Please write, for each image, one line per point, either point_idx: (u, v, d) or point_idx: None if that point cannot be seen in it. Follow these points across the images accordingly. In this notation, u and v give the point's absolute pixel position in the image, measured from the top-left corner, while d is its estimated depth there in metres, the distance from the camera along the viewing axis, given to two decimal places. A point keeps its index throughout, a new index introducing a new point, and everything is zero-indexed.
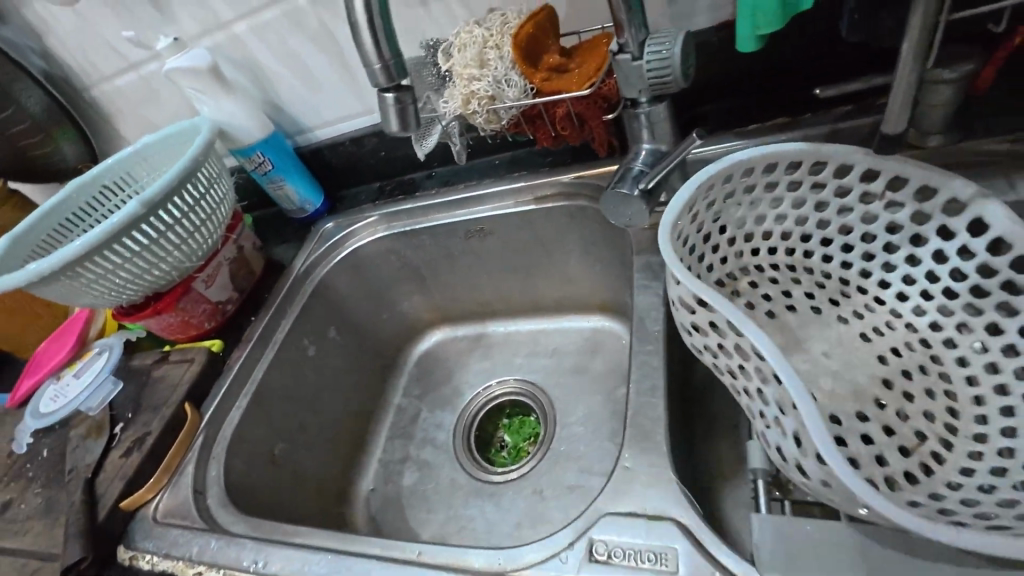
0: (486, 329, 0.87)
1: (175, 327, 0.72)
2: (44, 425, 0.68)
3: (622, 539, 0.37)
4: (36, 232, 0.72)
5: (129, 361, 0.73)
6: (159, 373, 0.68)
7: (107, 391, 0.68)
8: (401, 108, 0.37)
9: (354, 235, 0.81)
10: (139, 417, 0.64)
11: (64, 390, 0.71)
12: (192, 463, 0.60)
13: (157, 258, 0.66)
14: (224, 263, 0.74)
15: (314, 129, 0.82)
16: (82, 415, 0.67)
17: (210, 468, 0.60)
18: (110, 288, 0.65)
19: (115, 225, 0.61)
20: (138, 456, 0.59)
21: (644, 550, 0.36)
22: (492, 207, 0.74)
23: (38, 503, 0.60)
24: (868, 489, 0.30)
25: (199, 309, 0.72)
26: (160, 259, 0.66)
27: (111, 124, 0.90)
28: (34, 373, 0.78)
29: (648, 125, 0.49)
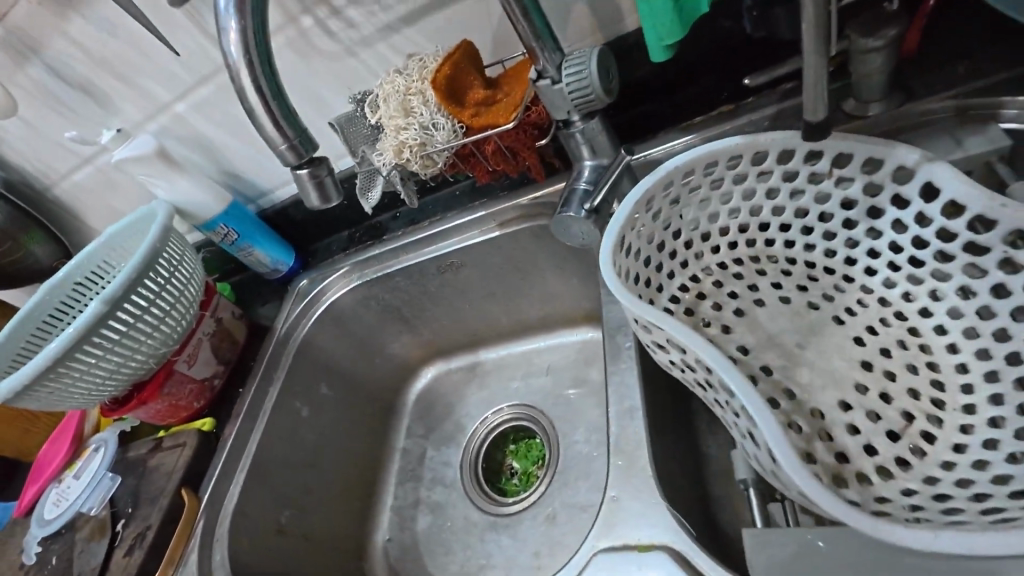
0: (479, 356, 0.85)
1: (165, 413, 0.72)
2: (50, 532, 0.68)
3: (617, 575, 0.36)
4: (14, 340, 0.71)
5: (125, 453, 0.72)
6: (153, 463, 0.68)
7: (106, 487, 0.68)
8: (318, 181, 0.38)
9: (328, 288, 0.80)
10: (138, 511, 0.64)
11: (65, 492, 0.71)
12: (196, 551, 0.60)
13: (132, 348, 0.66)
14: (203, 339, 0.74)
15: (274, 191, 0.83)
16: (85, 516, 0.67)
17: (215, 553, 0.60)
18: (92, 387, 0.66)
19: (82, 326, 0.61)
20: (141, 553, 0.60)
21: None
22: (459, 238, 0.73)
23: None
24: (839, 503, 0.29)
25: (185, 390, 0.72)
26: (135, 349, 0.67)
27: (78, 218, 0.91)
28: (37, 478, 0.78)
29: (586, 142, 0.49)
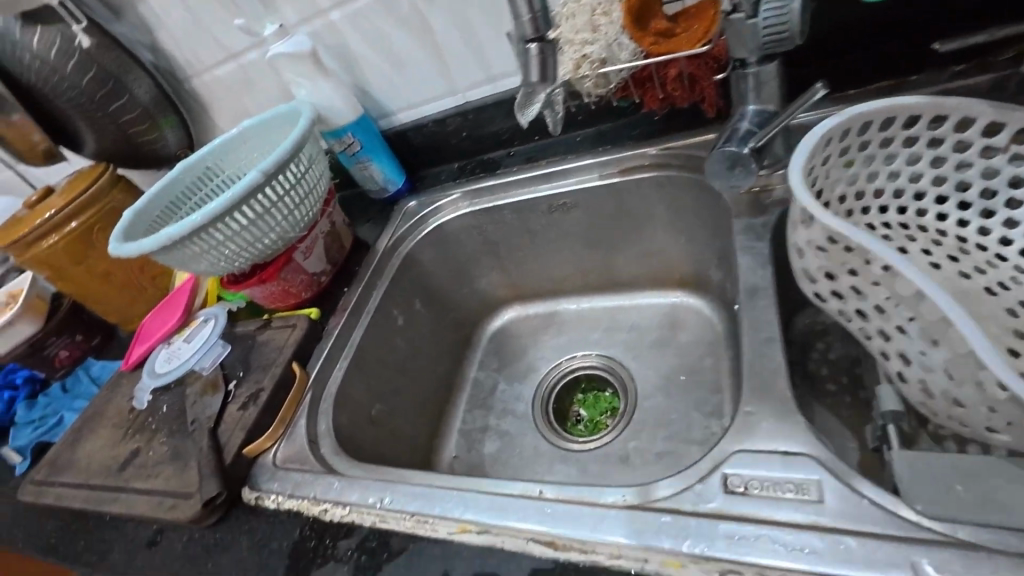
0: (562, 306, 0.88)
1: (276, 296, 0.76)
2: (161, 383, 0.74)
3: (760, 472, 0.38)
4: (152, 208, 0.76)
5: (234, 327, 0.78)
6: (264, 338, 0.72)
7: (217, 353, 0.73)
8: (542, 57, 0.49)
9: (437, 211, 0.83)
10: (251, 375, 0.67)
11: (176, 353, 0.77)
12: (304, 416, 0.62)
13: (269, 225, 0.71)
14: (320, 236, 0.78)
15: (398, 113, 0.86)
16: (197, 375, 0.72)
17: (321, 422, 0.62)
18: (228, 255, 0.70)
19: (239, 192, 0.65)
20: (254, 410, 0.62)
21: (784, 482, 0.37)
22: (577, 179, 0.75)
23: (165, 450, 0.64)
24: None
25: (298, 279, 0.76)
26: (271, 226, 0.71)
27: (207, 113, 0.97)
28: (143, 340, 0.84)
29: (755, 86, 0.50)
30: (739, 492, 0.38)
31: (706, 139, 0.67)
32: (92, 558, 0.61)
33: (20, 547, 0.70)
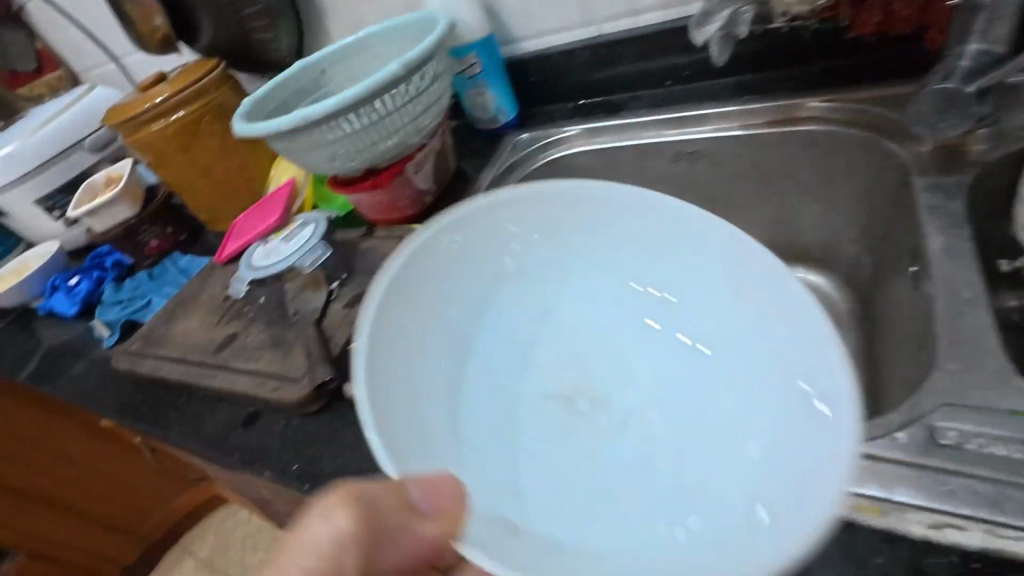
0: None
1: (382, 207, 0.74)
2: (260, 276, 0.73)
3: (974, 426, 0.37)
4: (269, 101, 0.75)
5: (333, 234, 0.76)
6: (368, 246, 0.71)
7: (318, 255, 0.72)
8: None
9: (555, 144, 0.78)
10: (356, 278, 0.66)
11: (274, 250, 0.76)
12: None
13: (394, 126, 0.68)
14: (433, 152, 0.76)
15: (524, 40, 0.82)
16: (297, 272, 0.71)
17: None
18: (349, 151, 0.68)
19: (378, 82, 0.62)
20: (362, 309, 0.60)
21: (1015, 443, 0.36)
22: (712, 127, 0.70)
23: (265, 338, 0.63)
24: None
25: (406, 193, 0.74)
26: (396, 128, 0.68)
27: (322, 21, 0.95)
28: (240, 237, 0.83)
29: (985, 25, 0.48)
30: (950, 446, 0.37)
31: (892, 92, 0.60)
32: (183, 429, 0.61)
33: (109, 412, 0.71)
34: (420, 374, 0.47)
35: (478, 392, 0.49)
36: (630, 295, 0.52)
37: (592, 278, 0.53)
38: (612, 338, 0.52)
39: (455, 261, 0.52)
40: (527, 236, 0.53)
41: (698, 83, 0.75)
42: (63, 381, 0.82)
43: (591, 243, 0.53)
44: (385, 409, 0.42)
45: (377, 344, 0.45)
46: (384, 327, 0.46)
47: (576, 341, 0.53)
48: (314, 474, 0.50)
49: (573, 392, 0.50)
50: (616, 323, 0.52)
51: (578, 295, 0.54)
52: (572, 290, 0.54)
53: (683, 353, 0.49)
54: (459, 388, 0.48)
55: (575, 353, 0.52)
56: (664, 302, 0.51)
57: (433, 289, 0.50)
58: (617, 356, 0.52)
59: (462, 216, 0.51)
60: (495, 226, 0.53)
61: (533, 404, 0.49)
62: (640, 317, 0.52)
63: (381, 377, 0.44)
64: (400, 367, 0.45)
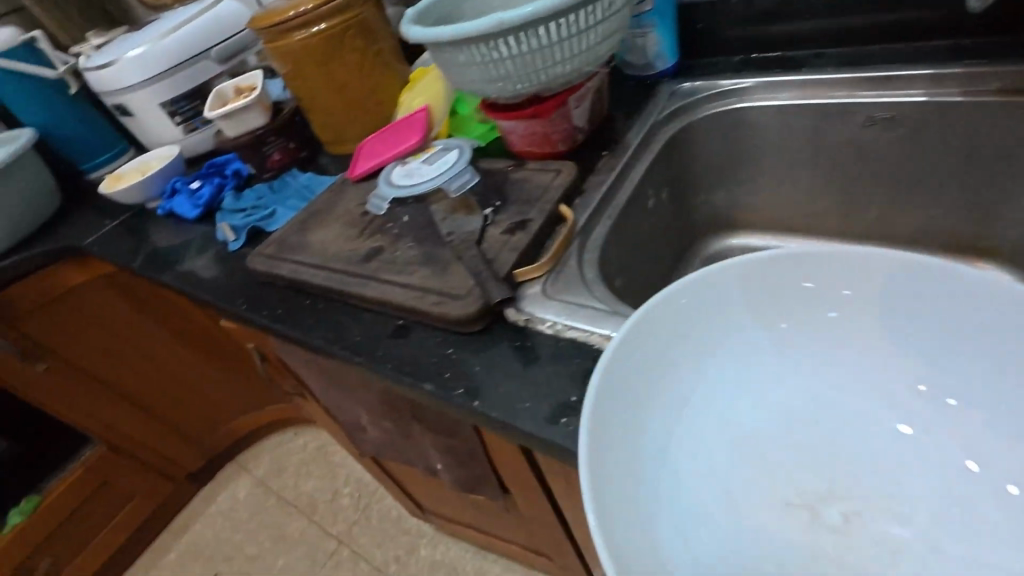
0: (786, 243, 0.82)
1: (535, 138, 0.70)
2: (402, 195, 0.71)
3: None
4: (433, 14, 0.70)
5: (477, 162, 0.73)
6: (519, 177, 0.68)
7: (466, 180, 0.69)
8: None
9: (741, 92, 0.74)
10: (511, 206, 0.63)
11: (416, 171, 0.74)
12: (573, 259, 0.57)
13: (577, 49, 0.63)
14: (594, 88, 0.71)
15: None
16: (443, 195, 0.69)
17: (588, 270, 0.56)
18: (524, 72, 0.63)
19: None
20: (524, 237, 0.57)
21: None
22: (923, 90, 0.64)
23: (416, 254, 0.61)
24: None
25: (563, 127, 0.70)
26: (579, 51, 0.63)
27: None
28: (376, 156, 0.82)
29: None
30: None
31: None
32: (327, 334, 0.60)
33: (238, 311, 0.71)
34: (660, 440, 0.45)
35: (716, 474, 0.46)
36: (905, 404, 0.48)
37: (862, 375, 0.50)
38: (874, 435, 0.48)
39: (708, 333, 0.51)
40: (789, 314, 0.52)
41: (914, 43, 0.67)
42: (190, 278, 0.83)
43: (859, 331, 0.50)
44: (618, 464, 0.42)
45: (623, 390, 0.46)
46: (632, 380, 0.46)
47: (837, 439, 0.49)
48: (484, 392, 0.49)
49: (826, 489, 0.46)
50: (885, 432, 0.48)
51: (838, 389, 0.51)
52: (835, 384, 0.51)
53: (966, 481, 0.43)
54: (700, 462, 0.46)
55: (829, 448, 0.48)
56: (945, 409, 0.46)
57: (685, 355, 0.50)
58: (880, 467, 0.46)
59: (712, 280, 0.51)
60: (758, 299, 0.52)
61: (770, 495, 0.46)
62: (917, 427, 0.47)
63: (622, 432, 0.44)
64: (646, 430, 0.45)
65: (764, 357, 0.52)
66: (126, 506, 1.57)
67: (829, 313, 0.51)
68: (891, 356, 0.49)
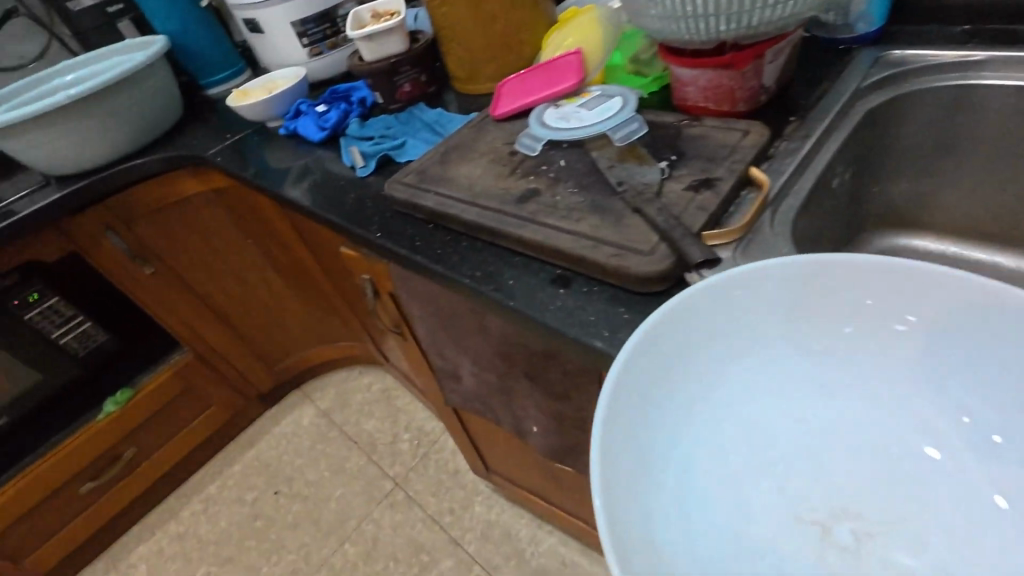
0: (978, 256, 0.70)
1: (718, 93, 0.63)
2: (556, 138, 0.66)
3: None
4: None
5: (642, 113, 0.67)
6: (696, 132, 0.61)
7: (633, 130, 0.63)
8: None
9: (970, 66, 0.66)
10: (690, 161, 0.57)
11: (572, 115, 0.68)
12: (767, 228, 0.51)
13: None
14: (789, 46, 0.63)
15: None
16: (605, 142, 0.63)
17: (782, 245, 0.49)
18: (740, 9, 0.55)
19: None
20: (713, 196, 0.52)
21: None
22: None
23: (581, 201, 0.56)
24: None
25: (752, 84, 0.62)
26: None
27: None
28: (524, 96, 0.77)
29: None
30: None
31: None
32: (476, 273, 0.57)
33: (374, 237, 0.68)
34: (682, 435, 0.44)
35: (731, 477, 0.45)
36: (938, 430, 0.46)
37: (901, 396, 0.47)
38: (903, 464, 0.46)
39: (752, 328, 0.48)
40: (848, 321, 0.47)
41: None
42: (318, 199, 0.82)
43: (916, 352, 0.46)
44: (636, 460, 0.40)
45: (646, 377, 0.43)
46: (663, 373, 0.44)
47: (856, 455, 0.47)
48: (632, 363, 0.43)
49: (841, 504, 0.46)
50: (907, 453, 0.47)
51: (871, 407, 0.48)
52: (869, 398, 0.48)
53: (987, 512, 0.42)
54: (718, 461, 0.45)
55: (847, 460, 0.47)
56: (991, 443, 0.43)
57: (721, 348, 0.47)
58: (898, 485, 0.46)
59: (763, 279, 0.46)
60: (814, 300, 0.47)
61: (783, 502, 0.46)
62: (942, 452, 0.45)
63: (639, 423, 0.42)
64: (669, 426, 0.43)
65: (804, 362, 0.48)
66: (204, 412, 1.65)
67: (886, 327, 0.46)
68: (944, 383, 0.45)
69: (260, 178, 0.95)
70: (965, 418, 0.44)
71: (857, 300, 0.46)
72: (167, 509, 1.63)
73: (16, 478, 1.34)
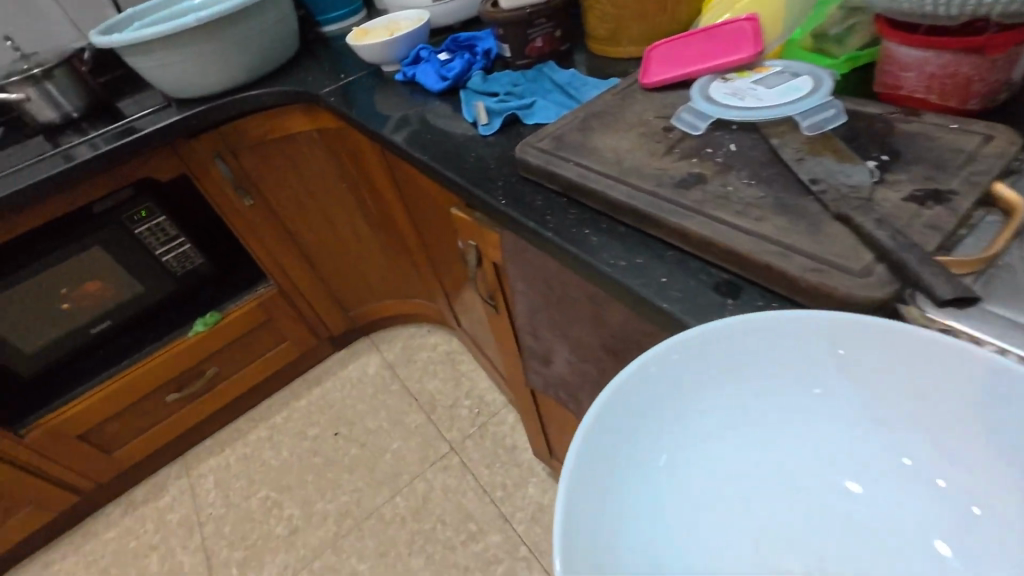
0: None
1: (952, 84, 0.52)
2: (724, 118, 0.57)
3: None
4: None
5: (837, 98, 0.55)
6: (916, 130, 0.49)
7: (827, 117, 0.52)
8: None
9: None
10: (909, 165, 0.46)
11: (745, 92, 0.58)
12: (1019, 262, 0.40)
13: None
14: None
15: None
16: (790, 129, 0.53)
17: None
18: None
19: None
20: (945, 213, 0.42)
21: None
22: None
23: (762, 197, 0.47)
24: None
25: (1000, 76, 0.51)
26: None
27: None
28: (680, 65, 0.67)
29: None
30: None
31: None
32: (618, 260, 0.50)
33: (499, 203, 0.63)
34: (628, 476, 0.39)
35: (676, 518, 0.40)
36: (876, 471, 0.42)
37: (852, 438, 0.42)
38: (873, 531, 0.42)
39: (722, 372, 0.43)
40: (815, 362, 0.42)
41: None
42: (435, 153, 0.77)
43: (875, 398, 0.41)
44: (589, 521, 0.36)
45: (601, 425, 0.39)
46: (607, 410, 0.39)
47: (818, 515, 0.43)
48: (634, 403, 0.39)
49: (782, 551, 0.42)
50: (840, 490, 0.43)
51: (819, 448, 0.43)
52: (817, 440, 0.43)
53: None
54: (662, 498, 0.40)
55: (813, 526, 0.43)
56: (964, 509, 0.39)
57: (669, 386, 0.42)
58: (839, 529, 0.43)
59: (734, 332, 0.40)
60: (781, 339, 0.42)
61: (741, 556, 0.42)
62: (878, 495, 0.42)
63: (602, 486, 0.37)
64: (612, 471, 0.39)
65: (757, 398, 0.43)
66: (279, 345, 1.69)
67: (868, 391, 0.41)
68: (898, 432, 0.41)
69: (372, 124, 0.91)
70: (908, 463, 0.41)
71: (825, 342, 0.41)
72: (235, 430, 1.72)
73: (113, 378, 1.44)
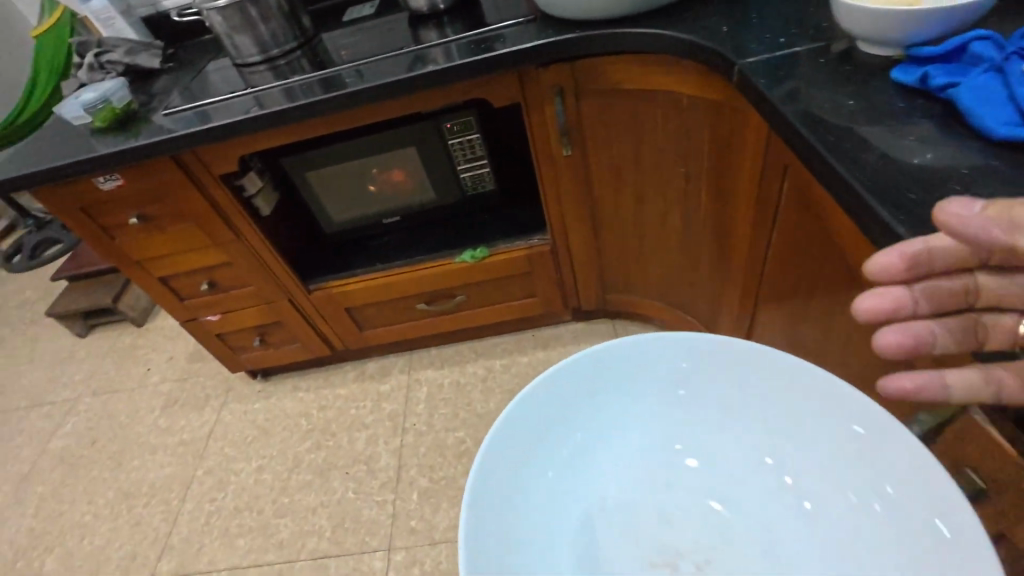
0: None
1: None
2: None
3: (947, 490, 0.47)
4: None
5: None
6: None
7: None
8: None
9: None
10: None
11: None
12: None
13: None
14: None
15: None
16: None
17: None
18: None
19: None
20: None
21: None
22: None
23: None
24: None
25: None
26: None
27: None
28: None
29: None
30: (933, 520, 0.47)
31: None
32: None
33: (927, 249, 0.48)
34: (539, 447, 0.58)
35: (574, 469, 0.60)
36: (729, 457, 0.61)
37: (693, 428, 0.62)
38: (700, 493, 0.61)
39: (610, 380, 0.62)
40: (677, 379, 0.62)
41: None
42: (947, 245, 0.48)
43: (724, 405, 0.61)
44: (506, 472, 0.56)
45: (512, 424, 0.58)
46: (548, 399, 0.60)
47: (674, 488, 0.61)
48: (546, 407, 0.59)
49: (656, 514, 0.60)
50: (708, 469, 0.61)
51: (685, 438, 0.62)
52: (676, 436, 0.62)
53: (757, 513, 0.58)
54: (563, 460, 0.60)
55: (669, 496, 0.61)
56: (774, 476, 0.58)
57: (572, 391, 0.61)
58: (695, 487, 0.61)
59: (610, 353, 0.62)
60: (660, 361, 0.62)
61: (628, 506, 0.61)
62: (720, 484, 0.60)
63: (517, 463, 0.56)
64: (546, 439, 0.59)
65: (651, 396, 0.63)
66: (525, 299, 1.56)
67: (692, 390, 0.62)
68: (755, 430, 0.60)
69: (856, 172, 0.56)
70: (770, 460, 0.59)
71: (675, 370, 0.62)
72: (459, 352, 1.72)
73: (382, 271, 1.48)
